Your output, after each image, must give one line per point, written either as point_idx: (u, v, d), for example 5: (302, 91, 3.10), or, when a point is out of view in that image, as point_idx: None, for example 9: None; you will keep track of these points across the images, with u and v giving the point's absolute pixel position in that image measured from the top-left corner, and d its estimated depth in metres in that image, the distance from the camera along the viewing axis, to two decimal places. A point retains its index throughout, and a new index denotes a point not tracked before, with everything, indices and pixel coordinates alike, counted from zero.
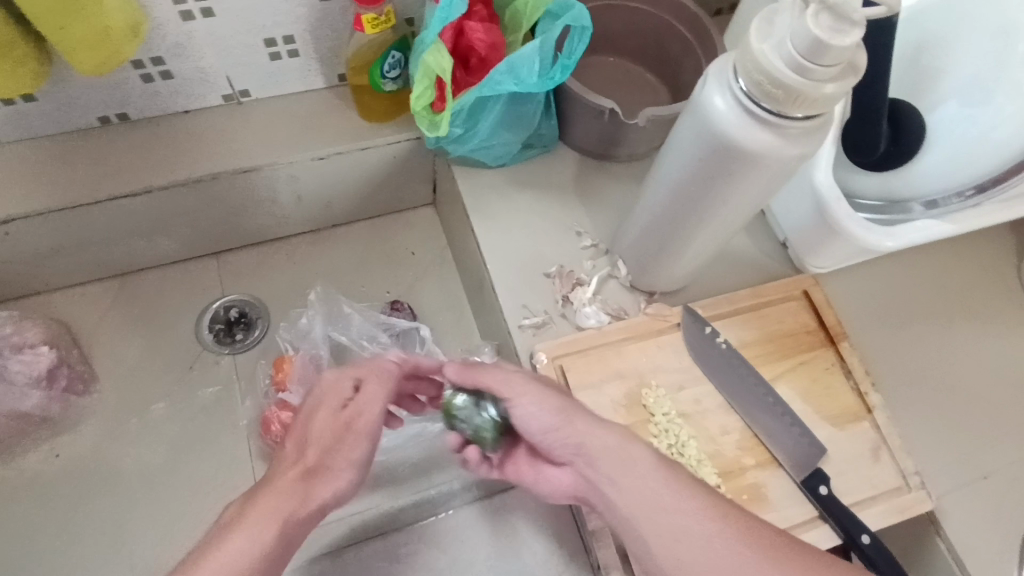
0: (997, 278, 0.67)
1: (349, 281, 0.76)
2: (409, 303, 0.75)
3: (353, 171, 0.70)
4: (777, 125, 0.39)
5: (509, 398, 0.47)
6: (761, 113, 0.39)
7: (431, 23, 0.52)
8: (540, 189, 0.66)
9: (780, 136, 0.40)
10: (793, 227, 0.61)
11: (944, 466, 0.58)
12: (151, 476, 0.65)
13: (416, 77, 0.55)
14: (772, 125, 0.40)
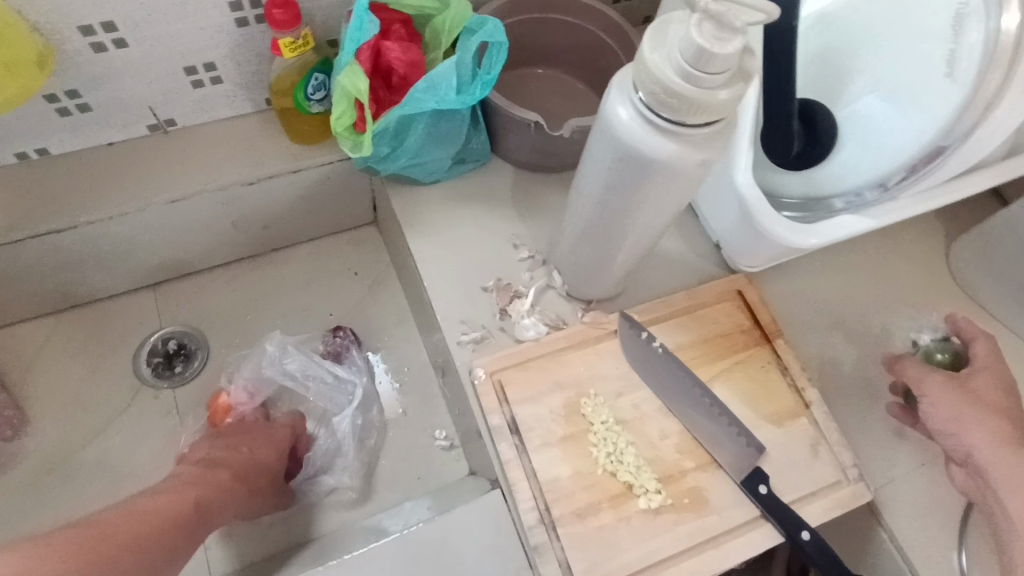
0: (929, 267, 0.69)
1: (292, 306, 0.74)
2: (354, 325, 0.74)
3: (288, 195, 0.70)
4: (678, 133, 0.40)
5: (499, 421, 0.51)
6: (661, 121, 0.40)
7: (345, 44, 0.53)
8: (476, 204, 0.66)
9: (682, 143, 0.41)
10: (723, 230, 0.62)
11: (886, 458, 0.59)
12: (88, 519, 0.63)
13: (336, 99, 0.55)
14: (674, 133, 0.40)
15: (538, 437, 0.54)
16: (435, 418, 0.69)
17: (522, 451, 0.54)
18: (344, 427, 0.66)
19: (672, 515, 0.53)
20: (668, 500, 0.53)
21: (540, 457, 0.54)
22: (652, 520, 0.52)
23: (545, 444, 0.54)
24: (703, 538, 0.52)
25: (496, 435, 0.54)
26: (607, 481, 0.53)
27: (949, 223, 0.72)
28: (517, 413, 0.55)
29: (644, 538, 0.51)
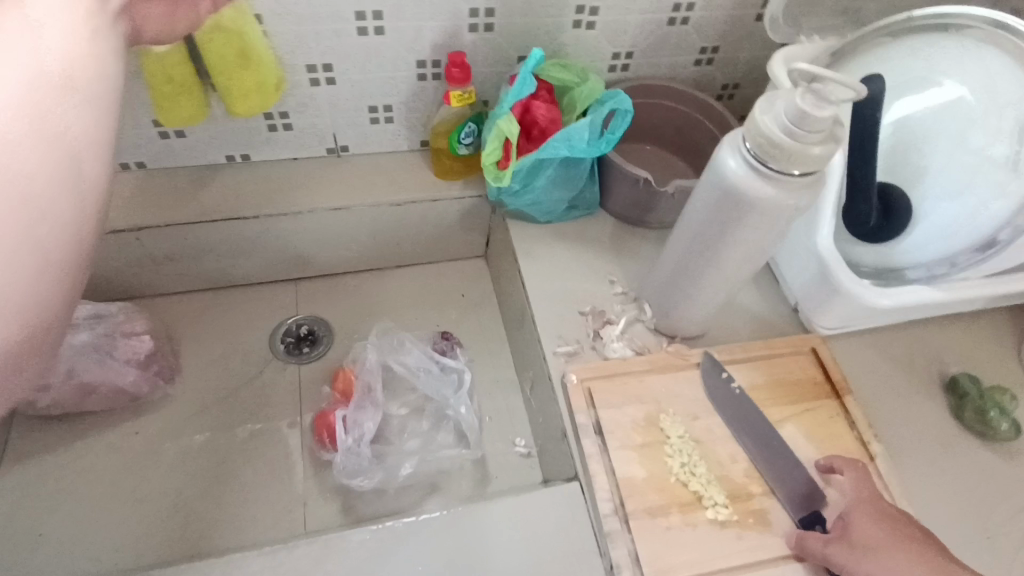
0: (996, 356, 0.73)
1: (405, 313, 0.86)
2: (457, 336, 0.83)
3: (423, 218, 0.83)
4: (777, 180, 0.50)
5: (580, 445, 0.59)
6: (763, 170, 0.50)
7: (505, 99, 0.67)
8: (580, 243, 0.77)
9: (779, 189, 0.50)
10: (801, 290, 0.70)
11: (950, 523, 0.61)
12: (211, 460, 0.72)
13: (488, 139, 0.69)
14: (773, 180, 0.50)
15: (618, 439, 0.61)
16: (518, 426, 0.76)
17: (603, 450, 0.60)
18: (439, 419, 0.74)
19: (736, 530, 0.57)
20: (734, 516, 0.57)
21: (618, 457, 0.60)
22: (718, 531, 0.57)
23: (624, 447, 0.60)
24: (764, 557, 0.56)
25: (582, 432, 0.61)
26: (678, 489, 0.58)
27: (1019, 320, 0.76)
28: (602, 417, 0.62)
29: (709, 546, 0.56)
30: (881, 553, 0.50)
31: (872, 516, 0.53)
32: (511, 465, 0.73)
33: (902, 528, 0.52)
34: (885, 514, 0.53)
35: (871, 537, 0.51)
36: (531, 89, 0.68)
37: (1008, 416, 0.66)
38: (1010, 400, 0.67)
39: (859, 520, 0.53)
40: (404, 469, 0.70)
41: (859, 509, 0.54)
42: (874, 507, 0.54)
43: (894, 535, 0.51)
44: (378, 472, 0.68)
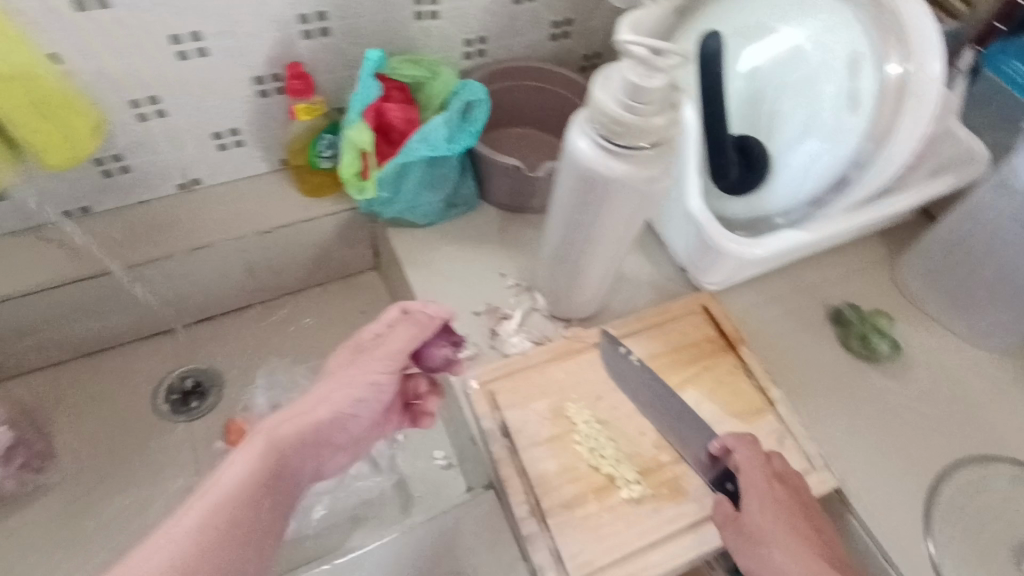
0: (872, 280, 0.77)
1: (299, 343, 0.81)
2: None
3: (298, 241, 0.78)
4: (626, 154, 0.49)
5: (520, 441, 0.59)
6: (612, 146, 0.49)
7: (352, 104, 0.64)
8: (466, 240, 0.75)
9: (630, 162, 0.49)
10: (685, 251, 0.70)
11: (850, 449, 0.64)
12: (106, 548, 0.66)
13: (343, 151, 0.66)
14: (622, 155, 0.49)
15: (527, 438, 0.60)
16: (433, 437, 0.74)
17: (513, 452, 0.59)
18: None
19: (653, 503, 0.58)
20: (648, 490, 0.58)
21: (529, 455, 0.59)
22: (635, 509, 0.57)
23: (534, 444, 0.59)
24: (682, 522, 0.57)
25: (489, 438, 0.59)
26: (591, 475, 0.58)
27: (889, 243, 0.80)
28: (508, 418, 0.61)
29: (628, 525, 0.56)
30: (774, 543, 0.51)
31: (764, 503, 0.53)
32: (432, 479, 0.71)
33: (792, 516, 0.53)
34: (778, 500, 0.54)
35: (763, 529, 0.52)
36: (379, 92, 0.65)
37: (887, 338, 0.70)
38: (889, 321, 0.71)
39: (752, 508, 0.53)
40: (316, 512, 0.68)
41: (753, 495, 0.54)
42: (767, 488, 0.54)
43: (785, 525, 0.52)
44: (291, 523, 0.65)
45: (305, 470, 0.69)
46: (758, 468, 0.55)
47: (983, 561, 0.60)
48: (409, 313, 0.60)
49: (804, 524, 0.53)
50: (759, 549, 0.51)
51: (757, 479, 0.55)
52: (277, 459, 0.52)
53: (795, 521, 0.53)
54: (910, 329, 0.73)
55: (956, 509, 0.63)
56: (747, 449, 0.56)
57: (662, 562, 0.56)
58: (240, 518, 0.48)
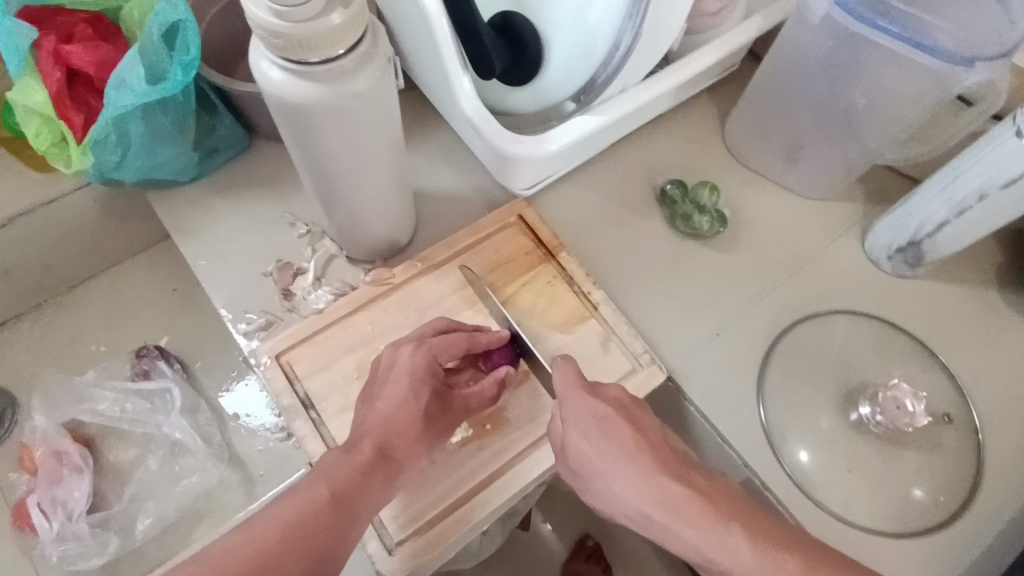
0: (703, 146, 0.71)
1: None
2: (166, 343, 0.76)
3: (52, 227, 0.67)
4: (312, 73, 0.40)
5: (395, 424, 0.48)
6: (289, 65, 0.40)
7: (6, 58, 0.52)
8: (243, 191, 0.64)
9: (320, 82, 0.41)
10: (484, 160, 0.62)
11: (682, 336, 0.62)
12: None
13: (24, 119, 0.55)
14: (308, 74, 0.40)
15: (333, 405, 0.55)
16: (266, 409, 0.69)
17: (318, 424, 0.54)
18: (165, 446, 0.71)
19: (475, 442, 0.54)
20: (469, 429, 0.55)
21: (337, 424, 0.54)
22: (455, 453, 0.54)
23: (342, 410, 0.55)
24: (509, 456, 0.54)
25: (291, 414, 0.54)
26: None
27: (721, 99, 0.74)
28: (309, 388, 0.55)
29: (452, 472, 0.53)
30: (598, 468, 0.48)
31: (579, 428, 0.49)
32: (269, 451, 0.70)
33: (611, 431, 0.49)
34: (597, 416, 0.49)
35: (587, 459, 0.49)
36: (37, 34, 0.52)
37: (709, 211, 0.65)
38: (710, 193, 0.65)
39: (574, 437, 0.49)
40: (142, 522, 0.68)
41: (572, 422, 0.50)
42: (584, 409, 0.49)
43: (618, 452, 0.48)
44: (111, 539, 0.67)
45: (126, 475, 0.70)
46: (575, 394, 0.50)
47: (812, 417, 0.60)
48: (470, 335, 0.53)
49: (627, 430, 0.49)
50: (588, 478, 0.49)
51: (578, 408, 0.49)
52: (348, 496, 0.45)
53: (615, 431, 0.49)
54: (739, 194, 0.69)
55: (793, 371, 0.61)
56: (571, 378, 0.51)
57: (491, 498, 0.52)
58: (308, 550, 0.43)
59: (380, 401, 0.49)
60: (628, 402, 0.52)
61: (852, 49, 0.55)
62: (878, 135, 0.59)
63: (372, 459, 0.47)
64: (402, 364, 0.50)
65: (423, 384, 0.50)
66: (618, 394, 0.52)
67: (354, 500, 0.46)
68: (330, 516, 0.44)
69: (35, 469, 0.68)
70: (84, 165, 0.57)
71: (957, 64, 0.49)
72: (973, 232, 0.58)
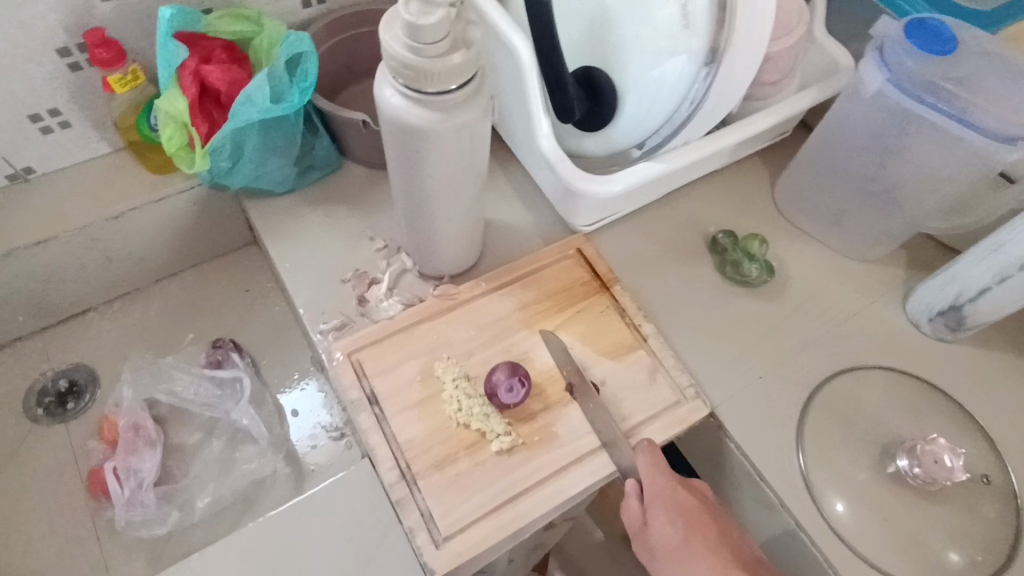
0: (754, 202, 0.76)
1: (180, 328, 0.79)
2: (238, 339, 0.81)
3: (155, 223, 0.75)
4: (428, 102, 0.47)
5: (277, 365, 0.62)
6: (410, 93, 0.46)
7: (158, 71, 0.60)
8: (331, 205, 0.71)
9: (433, 110, 0.47)
10: (551, 195, 0.68)
11: (726, 376, 0.65)
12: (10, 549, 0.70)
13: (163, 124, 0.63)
14: (425, 102, 0.47)
15: (395, 403, 0.59)
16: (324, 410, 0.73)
17: (380, 419, 0.58)
18: (225, 433, 0.75)
19: (524, 452, 0.58)
20: (520, 440, 0.58)
21: (398, 420, 0.58)
22: (505, 462, 0.57)
23: (404, 408, 0.59)
24: (556, 469, 0.57)
25: (356, 408, 0.58)
26: (461, 433, 0.58)
27: (773, 162, 0.79)
28: (375, 385, 0.59)
29: (500, 478, 0.56)
30: (677, 555, 0.52)
31: (664, 510, 0.54)
32: (320, 450, 0.74)
33: (694, 522, 0.53)
34: (657, 484, 0.55)
35: (667, 543, 0.53)
36: (186, 53, 0.61)
37: (759, 260, 0.69)
38: (760, 244, 0.70)
39: (657, 521, 0.54)
40: (201, 500, 0.71)
41: (657, 507, 0.54)
42: (670, 497, 0.54)
43: (689, 532, 0.53)
44: (172, 512, 0.71)
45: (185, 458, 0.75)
46: (661, 476, 0.55)
47: (850, 467, 0.62)
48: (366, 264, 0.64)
49: (709, 524, 0.54)
50: (663, 559, 0.53)
51: (665, 492, 0.54)
52: None
53: (697, 524, 0.53)
54: (787, 249, 0.73)
55: (831, 419, 0.64)
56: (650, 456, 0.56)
57: (536, 507, 0.55)
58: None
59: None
60: (710, 496, 0.57)
61: (901, 121, 0.60)
62: (918, 203, 0.64)
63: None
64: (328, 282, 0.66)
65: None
66: (700, 488, 0.57)
67: None
68: None
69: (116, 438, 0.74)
70: (206, 167, 0.64)
71: (999, 141, 0.54)
72: (1012, 301, 0.61)
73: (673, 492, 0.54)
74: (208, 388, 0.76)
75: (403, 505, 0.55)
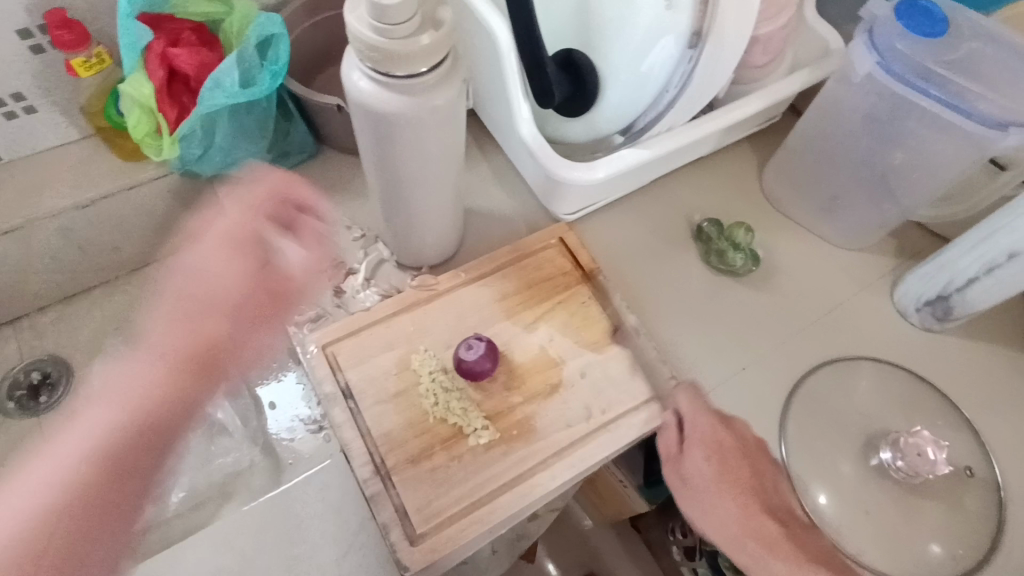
0: (741, 188, 0.74)
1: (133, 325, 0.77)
2: None
3: (128, 211, 0.73)
4: (398, 86, 0.45)
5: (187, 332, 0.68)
6: (379, 77, 0.44)
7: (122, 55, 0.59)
8: (307, 192, 0.69)
9: (402, 94, 0.45)
10: (533, 182, 0.66)
11: (710, 367, 0.64)
12: None
13: (129, 110, 0.61)
14: (394, 86, 0.45)
15: (371, 397, 0.58)
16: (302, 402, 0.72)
17: (355, 413, 0.57)
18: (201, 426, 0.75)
19: (502, 446, 0.57)
20: (498, 434, 0.57)
21: (373, 414, 0.57)
22: (482, 456, 0.56)
23: (379, 401, 0.57)
24: (534, 462, 0.56)
25: (330, 401, 0.57)
26: (438, 427, 0.57)
27: (761, 147, 0.77)
28: (350, 378, 0.58)
29: (477, 472, 0.55)
30: (710, 485, 0.53)
31: (704, 446, 0.54)
32: None
33: (729, 463, 0.53)
34: (711, 425, 0.55)
35: (699, 476, 0.54)
36: (151, 36, 0.59)
37: (743, 249, 0.68)
38: (745, 233, 0.68)
39: (693, 454, 0.54)
40: (175, 495, 0.72)
41: (695, 442, 0.55)
42: (711, 433, 0.55)
43: (722, 469, 0.53)
44: (145, 507, 0.71)
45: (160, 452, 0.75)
46: (704, 415, 0.56)
47: (833, 459, 0.61)
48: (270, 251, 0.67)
49: (745, 465, 0.54)
50: (690, 488, 0.54)
51: (707, 430, 0.55)
52: (185, 405, 0.66)
53: (733, 463, 0.54)
54: (774, 237, 0.71)
55: (815, 410, 0.63)
56: (689, 395, 0.57)
57: (513, 502, 0.54)
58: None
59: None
60: (754, 440, 0.56)
61: (893, 107, 0.58)
62: (910, 191, 0.62)
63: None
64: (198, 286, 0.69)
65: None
66: (746, 429, 0.56)
67: (176, 394, 0.66)
68: (140, 441, 0.64)
69: None
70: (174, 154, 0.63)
71: (991, 128, 0.52)
72: (1002, 291, 0.59)
73: (713, 427, 0.55)
74: None
75: (377, 500, 0.54)
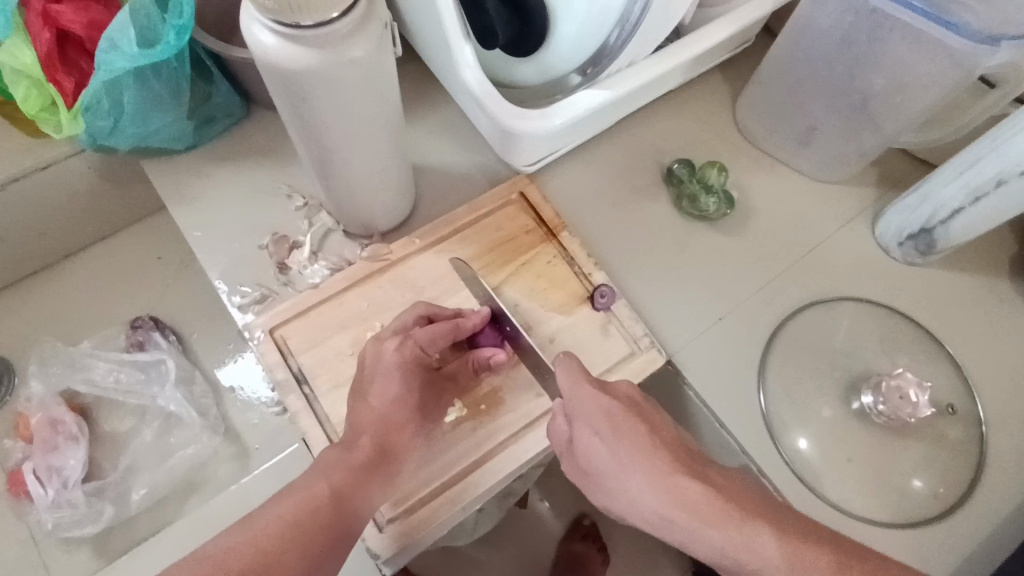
0: (712, 123, 0.69)
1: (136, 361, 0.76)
2: (160, 315, 0.83)
3: (47, 198, 0.70)
4: (304, 38, 0.39)
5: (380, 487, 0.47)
6: (281, 29, 0.38)
7: None
8: (240, 161, 0.63)
9: (312, 48, 0.39)
10: (487, 135, 0.60)
11: (685, 320, 0.61)
12: None
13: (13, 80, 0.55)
14: (300, 39, 0.39)
15: (326, 382, 0.54)
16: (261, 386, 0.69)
17: (311, 400, 0.54)
18: (156, 416, 0.77)
19: (471, 422, 0.54)
20: (465, 410, 0.54)
21: (329, 402, 0.54)
22: (449, 434, 0.53)
23: (336, 387, 0.54)
24: (504, 437, 0.54)
25: (284, 390, 0.54)
26: None
27: (733, 75, 0.71)
28: (303, 363, 0.55)
29: (446, 452, 0.53)
30: (608, 467, 0.45)
31: (590, 425, 0.46)
32: None
33: (626, 429, 0.45)
34: (604, 408, 0.47)
35: (597, 458, 0.46)
36: None
37: (716, 192, 0.63)
38: (718, 173, 0.63)
39: (583, 435, 0.47)
40: (136, 493, 0.74)
41: (580, 420, 0.47)
42: (592, 404, 0.47)
43: (617, 439, 0.45)
44: (106, 508, 0.73)
45: (121, 445, 0.77)
46: (580, 386, 0.48)
47: (812, 404, 0.59)
48: (455, 325, 0.52)
49: (639, 424, 0.46)
50: (595, 479, 0.46)
51: (587, 405, 0.47)
52: (348, 495, 0.45)
53: (627, 427, 0.46)
54: (747, 176, 0.67)
55: (796, 355, 0.60)
56: (567, 367, 0.49)
57: (484, 479, 0.52)
58: (306, 550, 0.42)
59: (374, 397, 0.49)
60: (639, 399, 0.49)
61: (873, 25, 0.52)
62: (893, 117, 0.57)
63: (371, 457, 0.47)
64: (384, 401, 0.49)
65: (415, 377, 0.51)
66: (628, 390, 0.49)
67: (355, 497, 0.45)
68: (306, 534, 0.43)
69: (30, 436, 0.74)
70: (76, 130, 0.58)
71: (980, 44, 0.47)
72: (988, 221, 0.56)
73: (587, 402, 0.47)
74: (128, 371, 0.77)
75: None
